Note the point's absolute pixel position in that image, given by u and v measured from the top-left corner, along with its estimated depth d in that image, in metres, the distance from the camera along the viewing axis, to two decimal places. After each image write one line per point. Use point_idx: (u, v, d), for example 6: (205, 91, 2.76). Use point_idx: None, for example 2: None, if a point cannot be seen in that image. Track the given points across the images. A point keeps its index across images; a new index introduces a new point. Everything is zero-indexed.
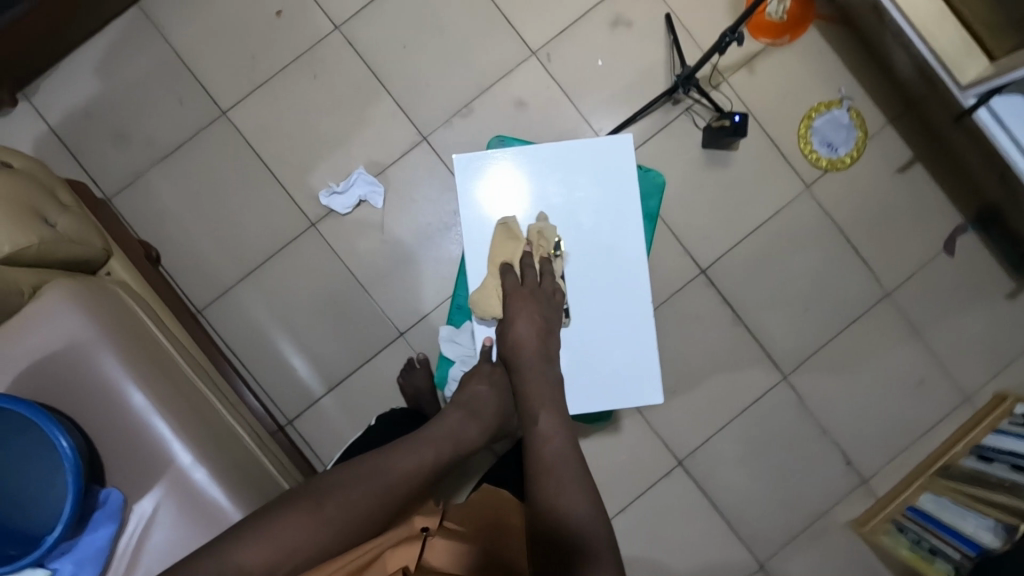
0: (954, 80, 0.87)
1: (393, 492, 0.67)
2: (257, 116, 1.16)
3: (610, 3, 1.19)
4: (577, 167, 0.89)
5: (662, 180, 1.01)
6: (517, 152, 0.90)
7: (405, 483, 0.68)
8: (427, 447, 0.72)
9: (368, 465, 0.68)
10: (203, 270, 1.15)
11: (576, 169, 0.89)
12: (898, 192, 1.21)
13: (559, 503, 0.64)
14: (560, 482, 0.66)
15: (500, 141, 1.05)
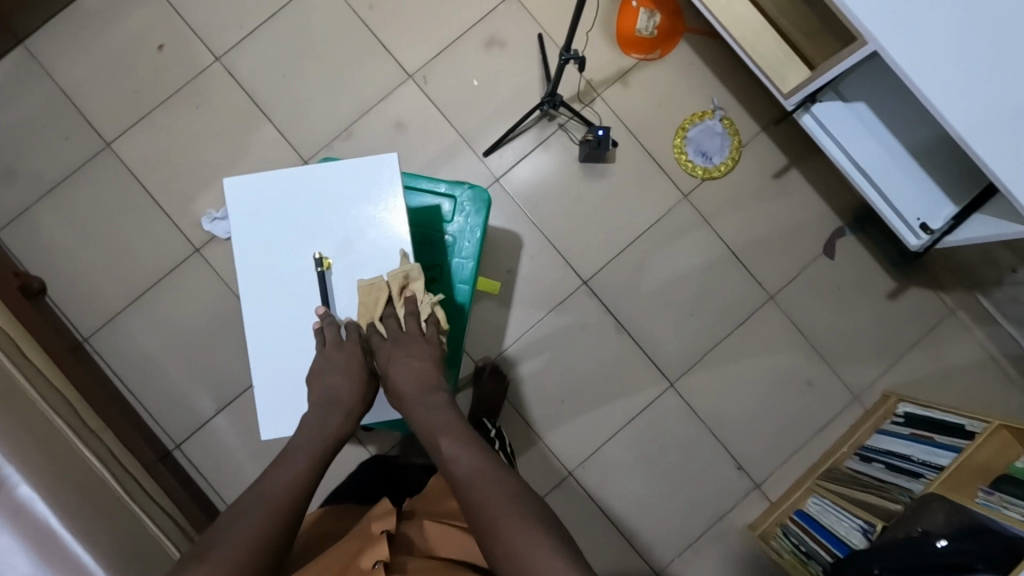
0: (778, 88, 0.89)
1: (275, 510, 0.59)
2: (141, 147, 1.19)
3: (483, 24, 1.22)
4: (348, 199, 0.75)
5: (486, 196, 0.88)
6: (285, 179, 0.75)
7: (286, 495, 0.60)
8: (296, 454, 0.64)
9: (242, 500, 0.60)
10: (90, 298, 1.17)
11: (348, 201, 0.75)
12: (775, 197, 1.24)
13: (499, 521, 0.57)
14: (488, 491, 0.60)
15: None
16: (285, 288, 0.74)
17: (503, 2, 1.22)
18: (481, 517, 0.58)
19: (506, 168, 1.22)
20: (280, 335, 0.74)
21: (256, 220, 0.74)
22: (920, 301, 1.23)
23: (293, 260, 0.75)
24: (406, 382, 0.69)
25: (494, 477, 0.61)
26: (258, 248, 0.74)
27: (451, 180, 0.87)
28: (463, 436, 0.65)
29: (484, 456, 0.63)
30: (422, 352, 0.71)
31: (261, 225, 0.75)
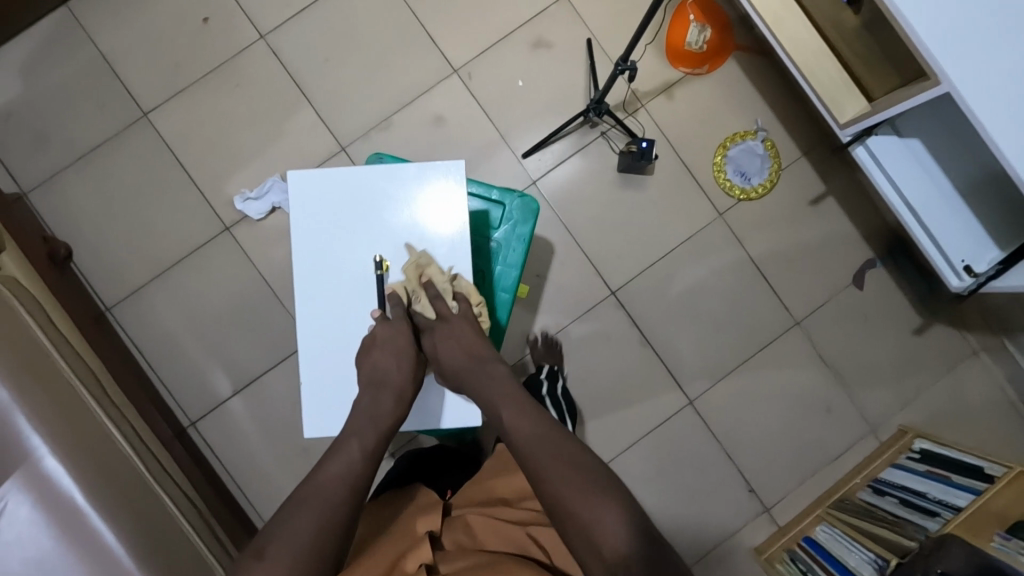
0: (834, 118, 0.89)
1: (331, 500, 0.59)
2: (178, 120, 1.17)
3: (533, 25, 1.21)
4: (412, 202, 0.75)
5: (534, 206, 0.87)
6: (351, 177, 0.74)
7: (343, 485, 0.61)
8: (348, 440, 0.65)
9: (299, 492, 0.60)
10: (115, 268, 1.16)
11: (413, 205, 0.75)
12: (809, 224, 1.23)
13: (550, 473, 0.61)
14: (541, 449, 0.63)
15: (378, 156, 0.89)
16: (341, 286, 0.73)
17: (553, 4, 1.21)
18: (543, 474, 0.61)
19: (544, 172, 1.21)
20: (332, 332, 0.73)
21: (318, 216, 0.74)
22: (943, 339, 1.24)
23: (350, 258, 0.74)
24: (454, 358, 0.71)
25: (555, 438, 0.64)
26: (317, 244, 0.73)
27: (503, 188, 0.86)
28: (518, 402, 0.68)
29: (541, 420, 0.66)
30: (464, 331, 0.73)
31: (320, 221, 0.74)
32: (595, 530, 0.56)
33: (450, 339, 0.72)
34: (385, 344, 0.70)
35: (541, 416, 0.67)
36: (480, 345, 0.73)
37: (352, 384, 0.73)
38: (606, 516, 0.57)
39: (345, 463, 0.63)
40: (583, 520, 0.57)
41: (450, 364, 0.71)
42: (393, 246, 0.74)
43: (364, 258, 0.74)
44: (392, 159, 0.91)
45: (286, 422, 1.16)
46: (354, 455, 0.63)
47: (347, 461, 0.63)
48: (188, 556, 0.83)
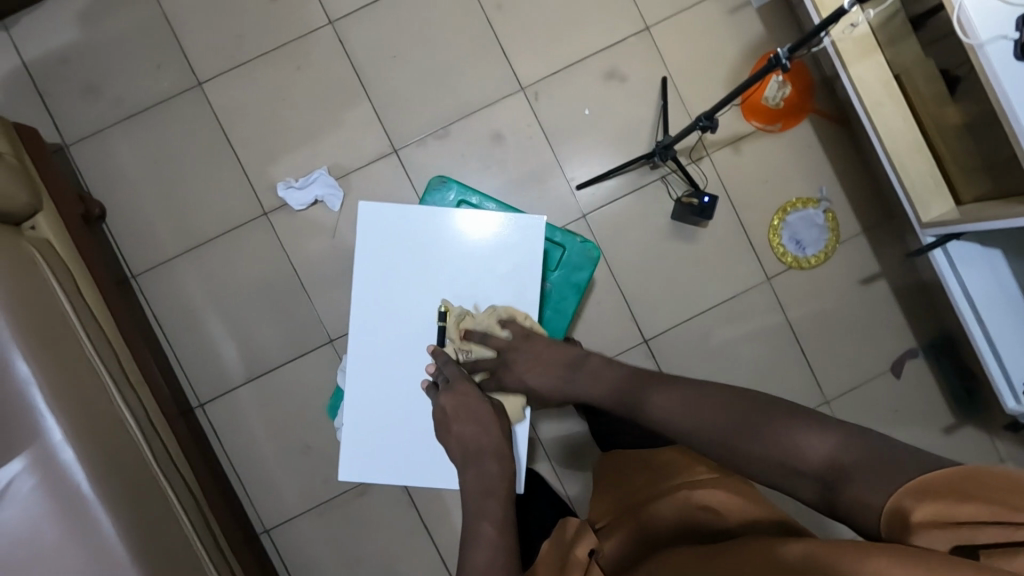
0: (918, 215, 0.85)
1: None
2: (232, 95, 1.14)
3: (610, 55, 1.16)
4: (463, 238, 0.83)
5: (595, 256, 0.87)
6: (411, 211, 0.83)
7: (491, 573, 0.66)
8: (478, 520, 0.71)
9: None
10: (147, 235, 1.13)
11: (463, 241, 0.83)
12: (856, 303, 1.20)
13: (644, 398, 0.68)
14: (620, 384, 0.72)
15: (444, 182, 0.93)
16: (394, 315, 0.83)
17: (633, 36, 1.17)
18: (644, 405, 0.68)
19: (596, 207, 1.17)
20: (385, 357, 0.83)
21: (378, 242, 0.83)
22: (972, 443, 1.20)
23: (404, 300, 0.83)
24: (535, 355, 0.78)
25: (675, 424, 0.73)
26: (377, 270, 0.83)
27: (566, 234, 0.87)
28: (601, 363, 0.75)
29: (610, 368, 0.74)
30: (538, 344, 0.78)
31: (378, 258, 0.83)
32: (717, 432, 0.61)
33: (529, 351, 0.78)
34: (459, 412, 0.76)
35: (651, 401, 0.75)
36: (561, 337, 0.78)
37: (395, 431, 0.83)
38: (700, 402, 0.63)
39: (495, 522, 0.70)
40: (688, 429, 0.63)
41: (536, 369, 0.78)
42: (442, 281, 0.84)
43: (417, 292, 0.83)
44: (458, 184, 0.95)
45: (294, 419, 1.14)
46: (497, 519, 0.71)
47: (492, 523, 0.70)
48: (185, 558, 0.81)
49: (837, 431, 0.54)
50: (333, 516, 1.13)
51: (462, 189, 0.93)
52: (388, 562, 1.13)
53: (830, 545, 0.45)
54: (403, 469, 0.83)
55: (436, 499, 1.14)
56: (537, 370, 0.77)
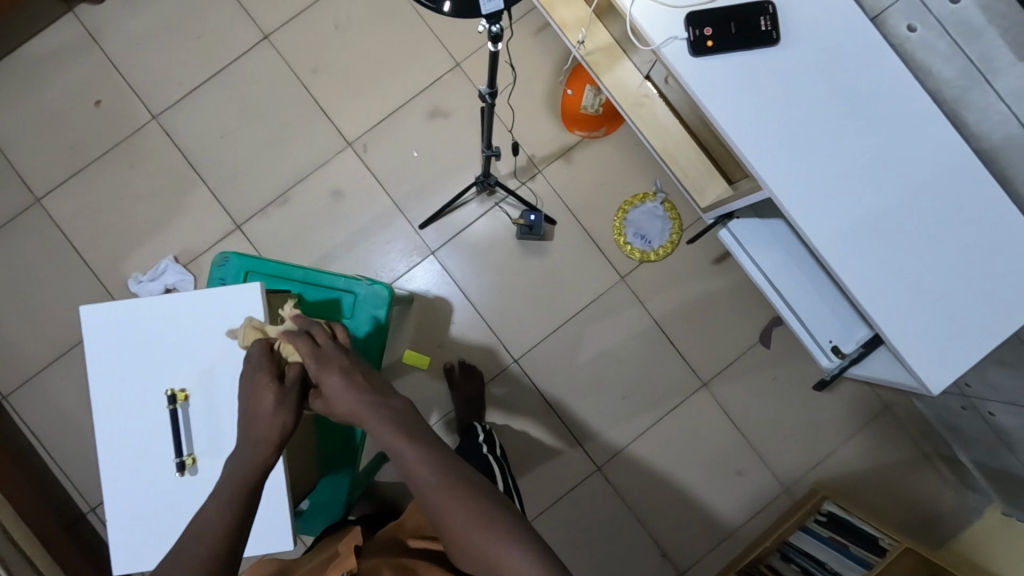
0: (697, 201, 0.89)
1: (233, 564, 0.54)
2: (72, 204, 1.17)
3: (428, 95, 1.21)
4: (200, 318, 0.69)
5: (385, 292, 0.83)
6: (139, 305, 0.69)
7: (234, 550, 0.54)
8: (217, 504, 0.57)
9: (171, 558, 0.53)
10: (12, 355, 1.15)
11: (202, 321, 0.69)
12: (714, 283, 1.22)
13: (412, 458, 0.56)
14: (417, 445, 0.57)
15: (224, 257, 0.84)
16: (141, 424, 0.68)
17: (446, 73, 1.21)
18: (421, 484, 0.56)
19: (442, 242, 1.21)
20: (135, 467, 0.68)
21: (113, 347, 0.69)
22: (852, 395, 1.23)
23: (146, 400, 0.68)
24: (341, 393, 0.58)
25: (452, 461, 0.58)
26: (113, 380, 0.68)
27: (348, 279, 0.83)
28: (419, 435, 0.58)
29: (429, 442, 0.58)
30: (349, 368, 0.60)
31: (109, 366, 0.69)
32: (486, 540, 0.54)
33: (332, 386, 0.59)
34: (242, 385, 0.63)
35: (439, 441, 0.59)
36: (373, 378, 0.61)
37: (148, 532, 0.67)
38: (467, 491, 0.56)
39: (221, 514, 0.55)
40: (455, 499, 0.55)
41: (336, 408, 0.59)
42: (186, 366, 0.69)
43: (161, 385, 0.68)
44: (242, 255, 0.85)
45: None
46: (224, 498, 0.56)
47: (216, 503, 0.56)
48: None
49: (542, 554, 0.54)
50: None
51: (241, 260, 0.84)
52: None
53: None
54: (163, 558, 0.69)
55: None
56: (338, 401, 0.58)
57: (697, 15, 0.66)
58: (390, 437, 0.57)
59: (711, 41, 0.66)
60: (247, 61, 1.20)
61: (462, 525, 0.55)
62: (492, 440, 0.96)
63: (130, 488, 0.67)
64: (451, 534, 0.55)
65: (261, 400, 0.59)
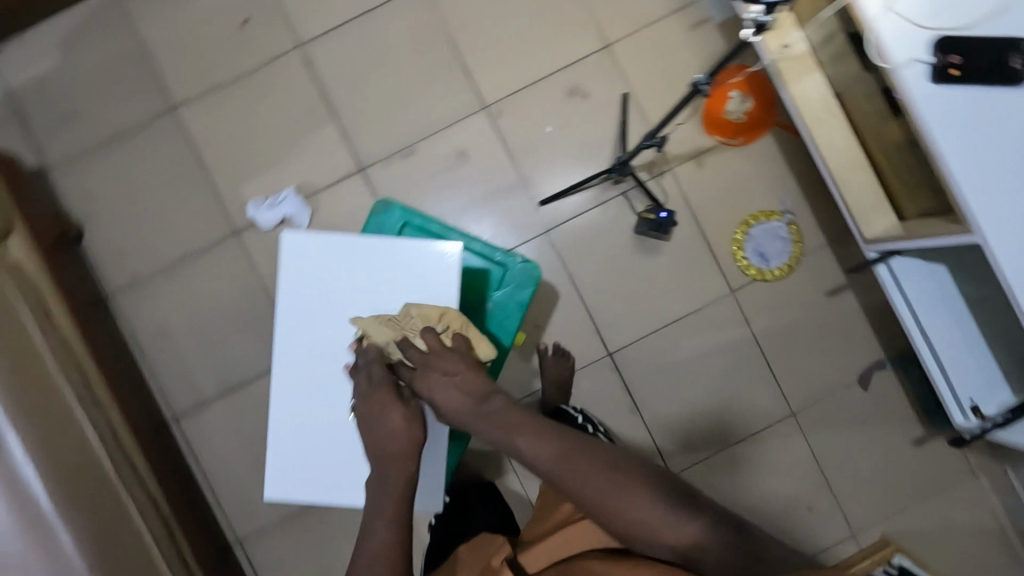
0: (861, 231, 0.85)
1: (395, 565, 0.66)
2: (204, 118, 1.17)
3: (572, 72, 1.18)
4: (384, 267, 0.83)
5: (535, 274, 0.94)
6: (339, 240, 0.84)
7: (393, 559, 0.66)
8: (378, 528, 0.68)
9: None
10: (122, 255, 1.17)
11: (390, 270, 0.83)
12: (823, 314, 1.19)
13: (533, 444, 0.64)
14: (536, 430, 0.65)
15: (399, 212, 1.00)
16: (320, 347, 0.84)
17: (594, 53, 1.18)
18: (560, 474, 0.62)
19: (558, 221, 1.18)
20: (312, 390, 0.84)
21: (310, 268, 0.84)
22: (939, 453, 1.19)
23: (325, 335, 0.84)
24: (454, 400, 0.68)
25: (567, 450, 0.64)
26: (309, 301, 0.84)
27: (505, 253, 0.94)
28: (536, 430, 0.65)
29: (555, 438, 0.64)
30: (456, 368, 0.70)
31: (306, 292, 0.84)
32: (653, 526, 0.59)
33: (438, 386, 0.69)
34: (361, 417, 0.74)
35: (565, 433, 0.65)
36: (482, 378, 0.70)
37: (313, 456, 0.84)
38: (599, 472, 0.62)
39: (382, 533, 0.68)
40: (597, 483, 0.61)
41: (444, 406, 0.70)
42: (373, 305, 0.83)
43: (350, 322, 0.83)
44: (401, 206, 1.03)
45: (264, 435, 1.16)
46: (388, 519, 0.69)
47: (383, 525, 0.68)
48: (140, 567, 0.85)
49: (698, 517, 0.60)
50: (303, 529, 1.16)
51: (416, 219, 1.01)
52: None
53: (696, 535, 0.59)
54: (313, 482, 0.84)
55: None
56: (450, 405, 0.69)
57: (947, 41, 0.65)
58: (508, 433, 0.65)
59: (957, 70, 0.64)
60: (398, 7, 1.18)
61: (611, 503, 0.60)
62: (592, 421, 0.97)
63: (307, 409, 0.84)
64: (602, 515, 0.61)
65: (392, 419, 0.71)
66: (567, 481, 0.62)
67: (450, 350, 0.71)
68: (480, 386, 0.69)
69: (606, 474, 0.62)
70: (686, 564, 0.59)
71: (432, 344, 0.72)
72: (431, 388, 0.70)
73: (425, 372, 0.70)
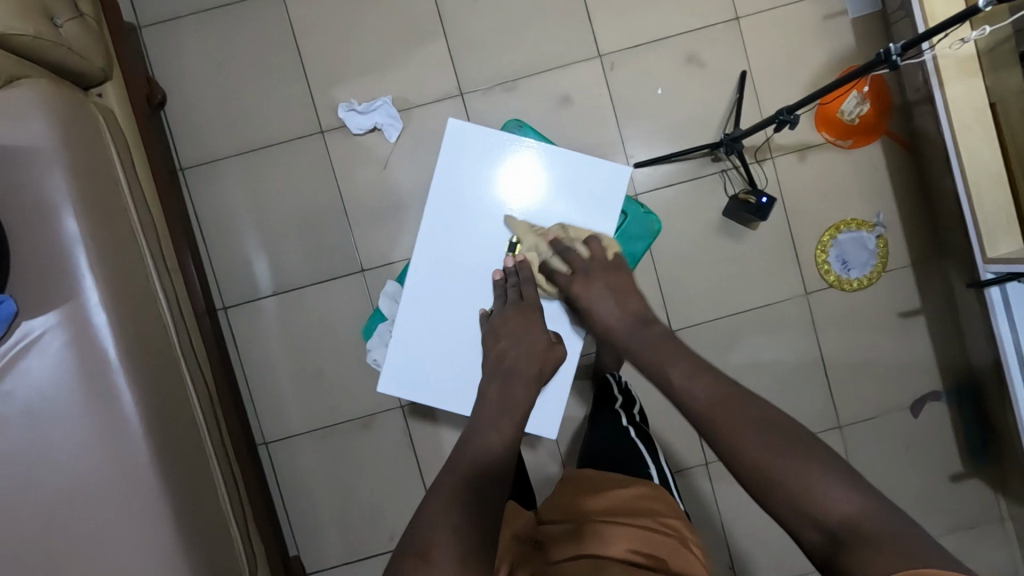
0: (983, 249, 0.90)
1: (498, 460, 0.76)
2: (310, 7, 1.13)
3: (694, 38, 1.14)
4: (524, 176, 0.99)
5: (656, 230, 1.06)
6: (493, 140, 0.99)
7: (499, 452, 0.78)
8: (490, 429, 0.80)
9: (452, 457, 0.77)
10: (201, 132, 1.13)
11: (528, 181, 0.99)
12: (890, 335, 1.17)
13: (685, 381, 0.71)
14: (692, 368, 0.72)
15: (518, 125, 1.05)
16: (463, 252, 0.98)
17: (722, 23, 1.14)
18: (713, 416, 0.66)
19: (648, 187, 1.15)
20: (448, 293, 0.98)
21: (466, 164, 0.99)
22: (975, 494, 1.17)
23: (469, 242, 0.99)
24: (608, 312, 0.86)
25: (738, 404, 0.66)
26: (459, 202, 0.98)
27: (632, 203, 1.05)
28: (689, 365, 0.73)
29: (713, 383, 0.69)
30: (606, 281, 0.89)
31: (453, 195, 0.98)
32: (812, 496, 0.58)
33: (595, 283, 0.89)
34: (511, 331, 0.91)
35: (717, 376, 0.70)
36: (625, 292, 0.88)
37: (439, 357, 0.98)
38: (757, 412, 0.64)
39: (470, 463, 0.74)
40: (752, 416, 0.64)
41: (601, 312, 0.86)
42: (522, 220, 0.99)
43: (495, 232, 0.99)
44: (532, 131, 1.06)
45: (311, 342, 1.14)
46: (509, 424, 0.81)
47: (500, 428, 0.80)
48: (191, 441, 0.83)
49: (861, 492, 0.57)
50: (332, 443, 1.14)
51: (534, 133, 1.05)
52: (375, 501, 1.14)
53: (865, 516, 0.56)
54: (436, 382, 0.98)
55: (433, 444, 1.15)
56: (603, 314, 0.86)
57: None
58: (661, 365, 0.75)
59: None
60: None
61: (762, 448, 0.61)
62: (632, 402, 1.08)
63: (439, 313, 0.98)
64: (739, 455, 0.62)
65: (536, 339, 0.91)
66: (724, 428, 0.64)
67: (603, 268, 0.91)
68: (625, 298, 0.87)
69: (770, 420, 0.64)
70: (840, 537, 0.55)
71: (592, 257, 0.92)
72: (588, 284, 0.89)
73: (581, 285, 0.89)
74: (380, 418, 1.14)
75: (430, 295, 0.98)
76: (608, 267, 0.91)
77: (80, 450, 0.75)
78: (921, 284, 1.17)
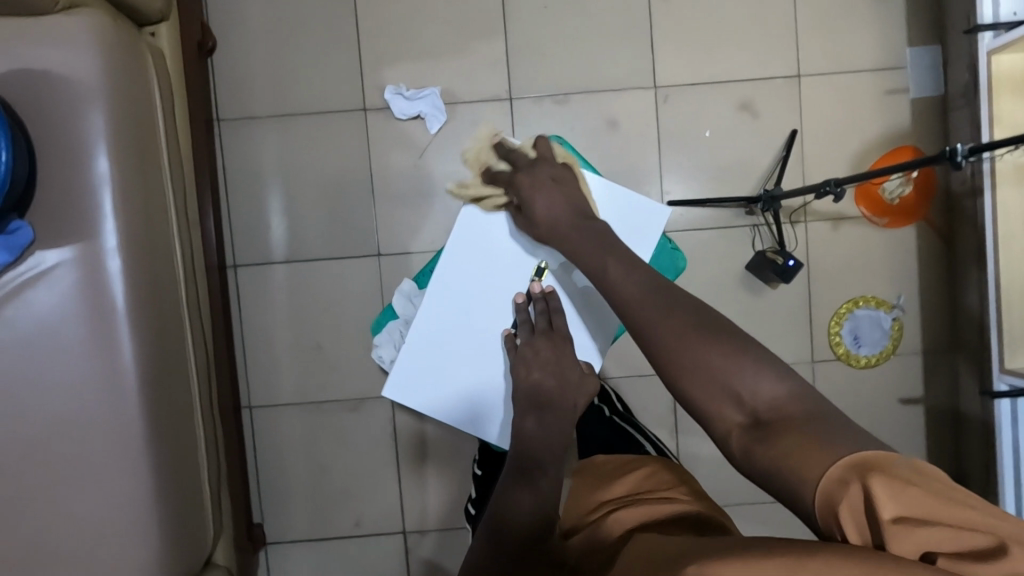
0: (1003, 358, 0.93)
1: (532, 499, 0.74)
2: None
3: (752, 87, 1.13)
4: None
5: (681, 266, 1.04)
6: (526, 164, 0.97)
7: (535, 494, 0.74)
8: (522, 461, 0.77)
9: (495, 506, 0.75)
10: (244, 87, 1.11)
11: None
12: (887, 417, 1.17)
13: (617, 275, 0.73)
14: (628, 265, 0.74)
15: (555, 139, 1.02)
16: (487, 275, 0.99)
17: (783, 77, 1.13)
18: (635, 307, 0.67)
19: (677, 227, 1.14)
20: (467, 314, 1.00)
21: None
22: None
23: (494, 267, 0.99)
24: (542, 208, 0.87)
25: (667, 293, 0.67)
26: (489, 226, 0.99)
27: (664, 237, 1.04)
28: (628, 265, 0.73)
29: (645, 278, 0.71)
30: (549, 184, 0.89)
31: (483, 218, 0.98)
32: (737, 385, 0.56)
33: (535, 187, 0.89)
34: (542, 360, 0.87)
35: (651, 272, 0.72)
36: (567, 198, 0.88)
37: (451, 373, 1.00)
38: (684, 307, 0.65)
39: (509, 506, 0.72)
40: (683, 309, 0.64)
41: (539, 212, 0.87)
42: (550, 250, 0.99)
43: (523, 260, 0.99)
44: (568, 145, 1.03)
45: (314, 316, 1.13)
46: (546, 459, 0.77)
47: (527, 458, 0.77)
48: (182, 398, 0.82)
49: (788, 380, 0.55)
50: (314, 420, 1.13)
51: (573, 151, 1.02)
52: (347, 484, 1.14)
53: (793, 400, 0.53)
54: (446, 397, 1.01)
55: (415, 440, 1.14)
56: (542, 211, 0.87)
57: None
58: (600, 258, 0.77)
59: None
60: None
61: (684, 337, 0.61)
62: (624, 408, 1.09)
63: (455, 331, 1.00)
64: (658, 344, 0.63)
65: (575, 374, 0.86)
66: (640, 317, 0.66)
67: (550, 168, 0.90)
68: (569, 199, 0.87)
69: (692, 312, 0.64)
70: (762, 418, 0.53)
71: (531, 164, 0.91)
72: (530, 190, 0.89)
73: (524, 183, 0.90)
74: (367, 404, 1.13)
75: (449, 313, 1.00)
76: (555, 164, 0.91)
77: (71, 390, 0.74)
78: (927, 373, 1.16)
